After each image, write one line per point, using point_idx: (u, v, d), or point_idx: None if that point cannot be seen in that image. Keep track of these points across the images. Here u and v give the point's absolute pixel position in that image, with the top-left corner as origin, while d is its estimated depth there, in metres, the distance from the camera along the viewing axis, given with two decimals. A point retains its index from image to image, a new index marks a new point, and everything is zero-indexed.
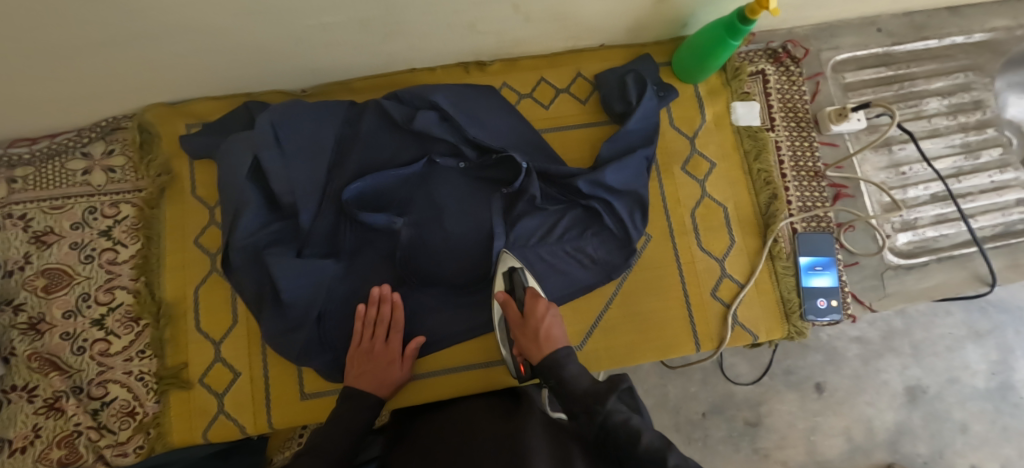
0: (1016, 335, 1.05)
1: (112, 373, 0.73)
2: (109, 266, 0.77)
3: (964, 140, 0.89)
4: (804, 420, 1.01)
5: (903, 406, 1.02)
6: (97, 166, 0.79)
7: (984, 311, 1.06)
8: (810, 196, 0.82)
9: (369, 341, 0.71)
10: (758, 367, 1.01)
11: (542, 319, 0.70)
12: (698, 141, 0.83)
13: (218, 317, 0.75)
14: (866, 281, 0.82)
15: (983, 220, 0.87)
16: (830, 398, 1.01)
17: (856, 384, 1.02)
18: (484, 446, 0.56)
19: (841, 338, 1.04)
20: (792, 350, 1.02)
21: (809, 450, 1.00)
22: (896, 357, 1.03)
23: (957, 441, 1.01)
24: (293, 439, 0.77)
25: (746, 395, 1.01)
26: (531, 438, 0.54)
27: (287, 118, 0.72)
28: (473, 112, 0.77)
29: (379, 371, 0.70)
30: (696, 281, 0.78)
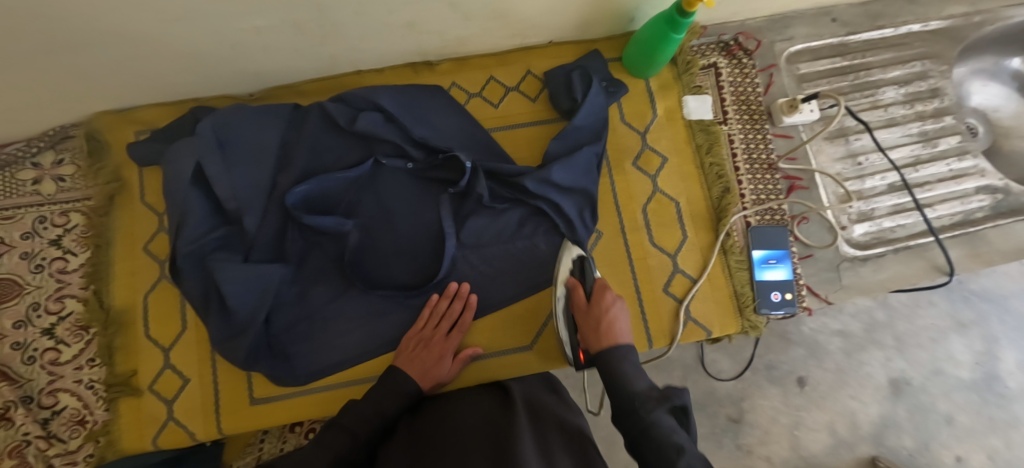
0: (1000, 325, 1.07)
1: (63, 382, 0.73)
2: (59, 275, 0.77)
3: (921, 129, 0.88)
4: (786, 415, 1.02)
5: (887, 399, 1.03)
6: (47, 175, 0.79)
7: (969, 302, 1.07)
8: (763, 189, 0.82)
9: (434, 335, 0.72)
10: (739, 362, 1.02)
11: (607, 308, 0.66)
12: (650, 136, 0.82)
13: (167, 324, 0.75)
14: (822, 274, 0.81)
15: (941, 209, 0.86)
16: (812, 392, 1.02)
17: (839, 378, 1.04)
18: (468, 428, 0.54)
19: (823, 331, 1.05)
20: (774, 344, 1.03)
21: (793, 444, 1.01)
22: (879, 349, 1.04)
23: (943, 432, 1.02)
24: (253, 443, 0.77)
25: (728, 390, 1.02)
26: (517, 423, 0.53)
27: (229, 123, 0.71)
28: (420, 112, 0.76)
29: (429, 362, 0.70)
30: (648, 278, 0.78)
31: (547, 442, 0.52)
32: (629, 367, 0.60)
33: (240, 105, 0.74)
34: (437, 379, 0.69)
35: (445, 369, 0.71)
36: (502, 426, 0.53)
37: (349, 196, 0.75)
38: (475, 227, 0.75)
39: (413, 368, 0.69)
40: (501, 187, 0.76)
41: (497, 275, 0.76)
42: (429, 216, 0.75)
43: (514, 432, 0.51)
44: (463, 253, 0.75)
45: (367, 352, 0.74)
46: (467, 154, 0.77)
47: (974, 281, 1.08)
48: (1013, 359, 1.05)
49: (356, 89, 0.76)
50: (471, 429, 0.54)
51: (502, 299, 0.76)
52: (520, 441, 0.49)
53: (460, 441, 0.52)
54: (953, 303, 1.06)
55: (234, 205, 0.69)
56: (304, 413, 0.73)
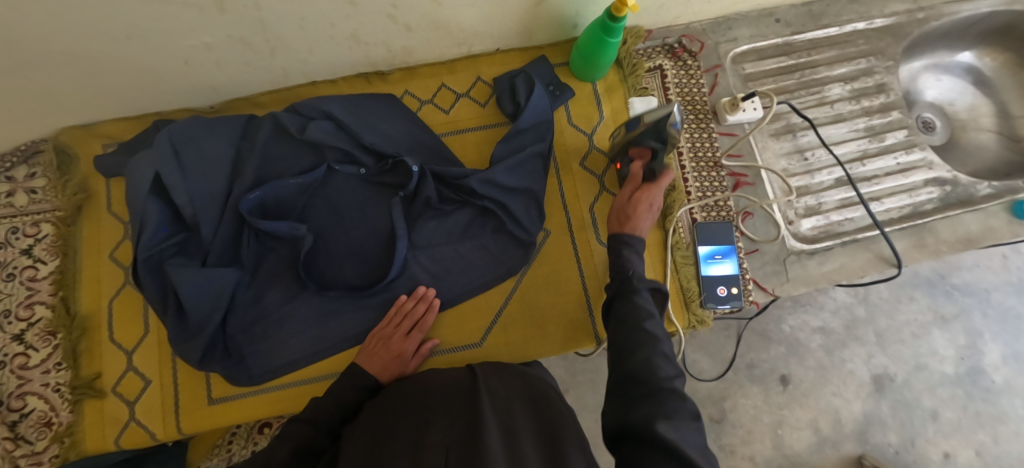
0: (982, 318, 1.10)
1: (31, 385, 0.76)
2: (30, 283, 0.80)
3: (868, 124, 0.90)
4: (768, 413, 1.05)
5: (870, 395, 1.06)
6: (20, 188, 0.83)
7: (950, 297, 1.11)
8: (709, 186, 0.84)
9: (397, 330, 0.73)
10: (719, 362, 1.06)
11: (646, 200, 0.70)
12: (596, 137, 0.85)
13: (131, 328, 0.78)
14: (767, 267, 0.82)
15: (889, 202, 0.87)
16: (795, 390, 1.06)
17: (822, 376, 1.07)
18: (436, 387, 0.58)
19: (803, 329, 1.08)
20: (754, 343, 1.07)
21: (775, 443, 1.04)
22: (861, 346, 1.08)
23: (928, 428, 1.05)
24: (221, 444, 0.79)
25: (710, 390, 1.05)
26: (480, 384, 0.57)
27: (184, 132, 0.74)
28: (369, 119, 0.79)
29: (387, 358, 0.71)
30: (595, 274, 0.80)
31: (507, 398, 0.56)
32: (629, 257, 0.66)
33: (199, 117, 0.77)
34: (393, 374, 0.70)
35: (407, 364, 0.72)
36: (467, 397, 0.54)
37: (302, 203, 0.77)
38: (427, 230, 0.78)
39: (374, 361, 0.70)
40: (447, 188, 0.78)
41: (446, 275, 0.78)
42: (378, 219, 0.78)
43: (478, 393, 0.54)
44: (413, 255, 0.77)
45: (320, 351, 0.76)
46: (415, 158, 0.80)
47: (956, 277, 1.12)
48: (997, 354, 1.08)
49: (306, 99, 0.80)
50: (438, 389, 0.57)
51: (451, 299, 0.78)
52: (483, 399, 0.53)
53: (428, 397, 0.55)
54: (936, 299, 1.10)
55: (189, 212, 0.72)
56: (263, 410, 0.76)
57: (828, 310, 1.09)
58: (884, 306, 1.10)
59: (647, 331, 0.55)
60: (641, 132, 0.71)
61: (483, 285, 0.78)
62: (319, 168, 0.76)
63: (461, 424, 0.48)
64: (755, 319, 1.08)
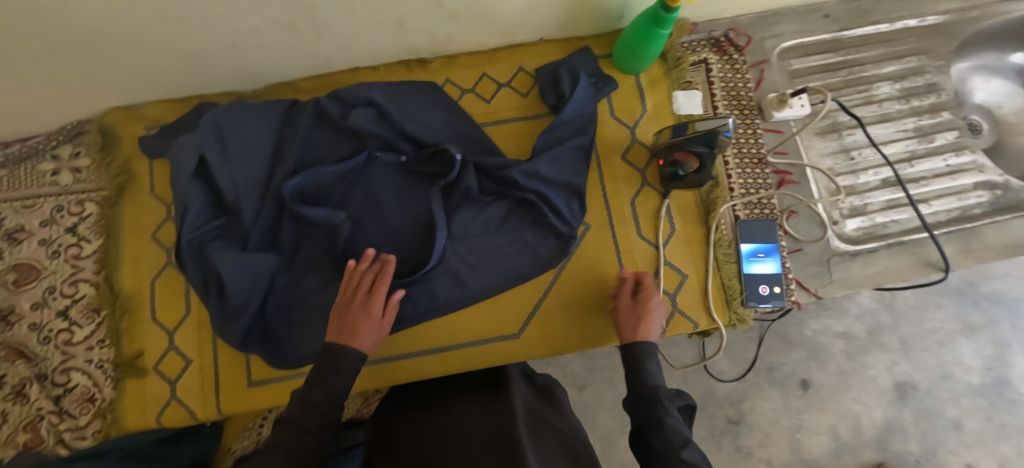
0: (1012, 330, 1.08)
1: (75, 361, 0.78)
2: (74, 261, 0.81)
3: (917, 124, 0.88)
4: (788, 417, 1.05)
5: (892, 403, 1.05)
6: (65, 167, 0.84)
7: (979, 306, 1.09)
8: (753, 183, 0.82)
9: (353, 295, 0.68)
10: (740, 364, 1.06)
11: (649, 305, 0.69)
12: (639, 131, 0.84)
13: (172, 308, 0.78)
14: (810, 268, 0.81)
15: (936, 205, 0.84)
16: (814, 395, 1.06)
17: (843, 381, 1.06)
18: (471, 439, 0.54)
19: (826, 335, 1.08)
20: (775, 347, 1.07)
21: (794, 447, 1.04)
22: (884, 353, 1.07)
23: (951, 438, 1.04)
24: (251, 429, 0.81)
25: (727, 392, 1.06)
26: (519, 432, 0.53)
27: (228, 117, 0.74)
28: (408, 108, 0.79)
29: (359, 324, 0.65)
30: (633, 269, 0.79)
31: (547, 450, 0.54)
32: (653, 366, 0.64)
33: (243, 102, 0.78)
34: (368, 339, 0.65)
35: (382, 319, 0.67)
36: (507, 439, 0.52)
37: (340, 192, 0.76)
38: (467, 219, 0.77)
39: (342, 334, 0.65)
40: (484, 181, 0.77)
41: (483, 266, 0.77)
42: (415, 210, 0.77)
43: (518, 439, 0.52)
44: (452, 245, 0.76)
45: None
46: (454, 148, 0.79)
47: (986, 286, 1.09)
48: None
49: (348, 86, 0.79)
50: (473, 439, 0.54)
51: (487, 292, 0.77)
52: (526, 445, 0.50)
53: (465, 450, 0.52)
54: (963, 307, 1.08)
55: (232, 197, 0.73)
56: None
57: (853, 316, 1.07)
58: (911, 312, 1.08)
59: (686, 463, 0.53)
60: (692, 138, 0.69)
61: (520, 278, 0.78)
62: (359, 156, 0.76)
63: None
64: (778, 321, 1.08)
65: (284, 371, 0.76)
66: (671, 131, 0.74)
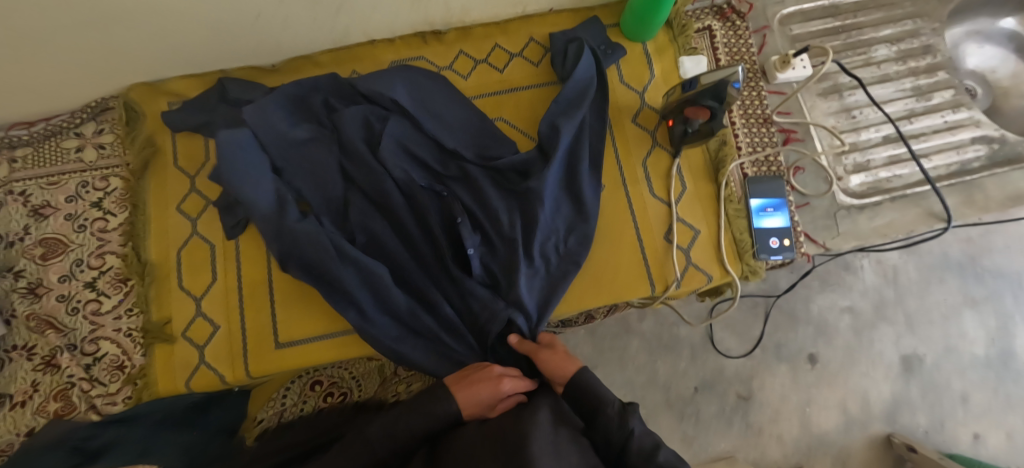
0: (1009, 304, 1.29)
1: (103, 330, 0.79)
2: (100, 234, 0.83)
3: (915, 84, 0.91)
4: (800, 393, 1.25)
5: (900, 377, 1.26)
6: (89, 144, 0.86)
7: (980, 282, 1.30)
8: (759, 141, 0.85)
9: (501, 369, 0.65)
10: (747, 341, 1.27)
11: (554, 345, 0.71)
12: (647, 95, 0.86)
13: (199, 276, 0.80)
14: (818, 221, 0.83)
15: (936, 159, 0.87)
16: (823, 370, 1.26)
17: (850, 357, 1.27)
18: (480, 442, 0.54)
19: (832, 311, 1.29)
20: (783, 326, 1.28)
21: (804, 421, 1.24)
22: (890, 326, 1.28)
23: (959, 410, 1.25)
24: (276, 398, 0.85)
25: (736, 368, 1.26)
26: (529, 427, 0.53)
27: (264, 104, 0.76)
28: (432, 104, 0.80)
29: (477, 387, 0.62)
30: (648, 226, 0.81)
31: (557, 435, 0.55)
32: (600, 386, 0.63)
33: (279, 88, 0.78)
34: (472, 401, 0.61)
35: (496, 405, 0.61)
36: (514, 433, 0.53)
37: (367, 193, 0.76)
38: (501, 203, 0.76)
39: (458, 382, 0.64)
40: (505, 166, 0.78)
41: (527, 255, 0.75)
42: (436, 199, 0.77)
43: (523, 431, 0.52)
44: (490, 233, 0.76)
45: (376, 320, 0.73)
46: (472, 140, 0.80)
47: (987, 260, 1.31)
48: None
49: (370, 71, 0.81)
50: (481, 439, 0.55)
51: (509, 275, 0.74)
52: (531, 434, 0.51)
53: (474, 451, 0.53)
54: (966, 281, 1.30)
55: (276, 198, 0.73)
56: (322, 358, 0.78)
57: (857, 294, 1.29)
58: (915, 288, 1.30)
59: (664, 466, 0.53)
60: (704, 91, 0.71)
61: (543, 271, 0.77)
62: (388, 159, 0.75)
63: None
64: (784, 300, 1.29)
65: (311, 334, 0.78)
66: (682, 90, 0.76)
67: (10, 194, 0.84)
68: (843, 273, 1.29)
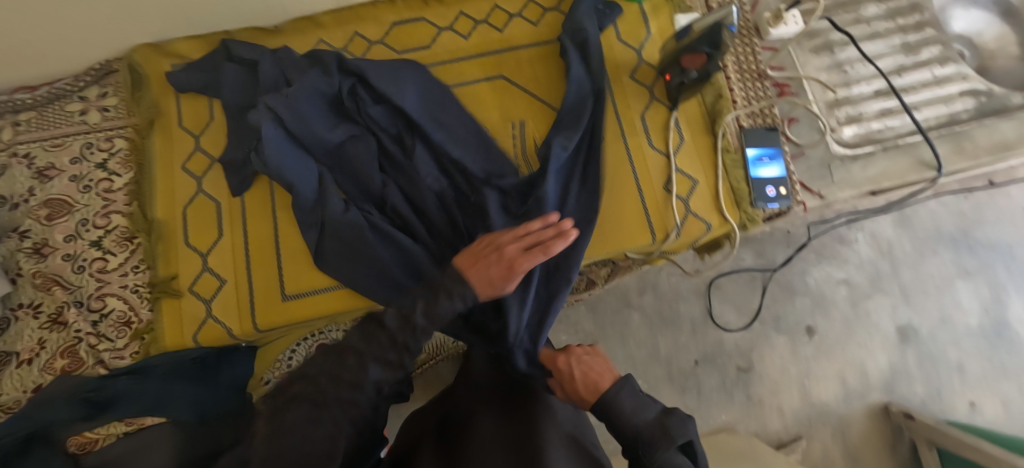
0: (1000, 271, 1.32)
1: (110, 287, 0.80)
2: (105, 194, 0.83)
3: (903, 40, 0.93)
4: (797, 365, 1.27)
5: (896, 348, 1.28)
6: (93, 107, 0.87)
7: (972, 252, 1.33)
8: (754, 95, 0.87)
9: (511, 244, 0.62)
10: (746, 314, 1.29)
11: (569, 367, 0.65)
12: (645, 51, 0.88)
13: (205, 233, 0.81)
14: (814, 171, 0.85)
15: (926, 111, 0.89)
16: (820, 341, 1.28)
17: (847, 329, 1.29)
18: (491, 424, 0.62)
19: (829, 283, 1.31)
20: (780, 298, 1.30)
21: (803, 392, 1.25)
22: (886, 297, 1.30)
23: (955, 379, 1.27)
24: (280, 360, 0.88)
25: (736, 341, 1.28)
26: (538, 415, 0.61)
27: (290, 100, 0.76)
28: (441, 106, 0.83)
29: (490, 271, 0.59)
30: (647, 177, 0.83)
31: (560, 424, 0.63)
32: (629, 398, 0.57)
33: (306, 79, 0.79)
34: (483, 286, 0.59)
35: (511, 282, 0.59)
36: (524, 422, 0.60)
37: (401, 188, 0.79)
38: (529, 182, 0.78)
39: (469, 262, 0.61)
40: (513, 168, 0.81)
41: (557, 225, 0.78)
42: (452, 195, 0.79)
43: (532, 420, 0.60)
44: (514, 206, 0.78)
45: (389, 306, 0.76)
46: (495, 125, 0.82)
47: (980, 232, 1.34)
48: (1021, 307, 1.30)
49: (380, 63, 0.82)
50: (493, 422, 0.62)
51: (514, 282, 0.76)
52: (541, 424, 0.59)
53: (485, 433, 0.60)
54: (959, 253, 1.33)
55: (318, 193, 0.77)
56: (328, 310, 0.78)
57: (853, 266, 1.32)
58: (909, 260, 1.32)
59: None
60: (699, 38, 0.73)
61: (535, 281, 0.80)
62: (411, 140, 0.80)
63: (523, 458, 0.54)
64: (781, 272, 1.31)
65: (318, 287, 0.78)
66: (679, 41, 0.79)
67: (14, 156, 0.85)
68: (838, 247, 1.32)
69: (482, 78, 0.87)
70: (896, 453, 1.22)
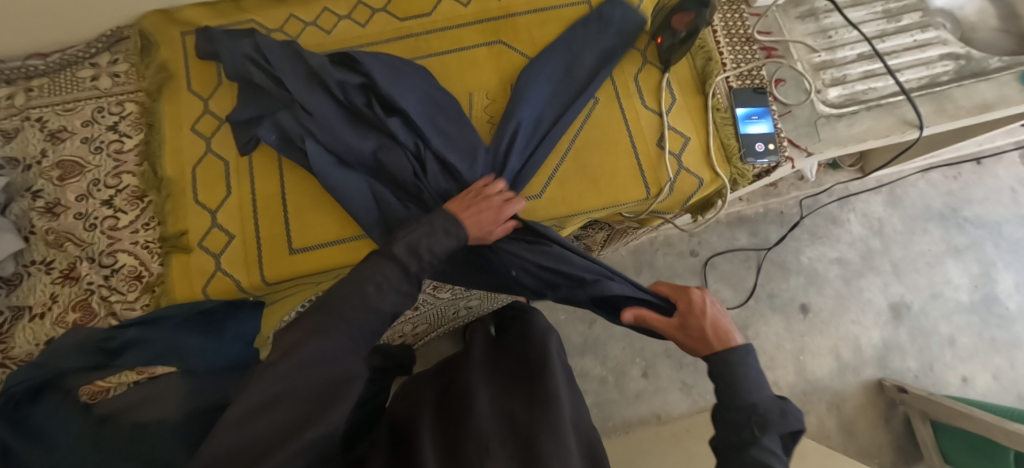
0: (987, 246, 1.35)
1: (121, 244, 0.82)
2: (116, 155, 0.86)
3: (885, 7, 0.97)
4: (792, 341, 1.29)
5: (889, 323, 1.31)
6: (104, 73, 0.90)
7: (961, 229, 1.37)
8: (742, 58, 0.90)
9: (497, 195, 0.72)
10: (741, 292, 1.31)
11: (699, 307, 0.64)
12: (637, 18, 0.92)
13: (214, 191, 0.83)
14: (800, 129, 0.88)
15: (908, 74, 0.93)
16: (814, 318, 1.31)
17: (840, 304, 1.32)
18: (490, 412, 0.66)
19: (821, 261, 1.34)
20: (774, 276, 1.33)
21: (799, 367, 1.28)
22: (877, 275, 1.34)
23: (947, 353, 1.29)
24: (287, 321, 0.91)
25: (732, 318, 1.30)
26: (537, 409, 0.65)
27: (312, 109, 0.78)
28: (440, 103, 0.82)
29: (480, 218, 0.69)
30: (642, 135, 0.86)
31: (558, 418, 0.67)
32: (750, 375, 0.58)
33: (307, 93, 0.79)
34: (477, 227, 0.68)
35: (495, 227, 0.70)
36: (523, 417, 0.65)
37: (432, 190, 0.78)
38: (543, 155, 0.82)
39: (462, 206, 0.69)
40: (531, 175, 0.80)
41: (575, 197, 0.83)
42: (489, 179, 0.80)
43: (532, 414, 0.65)
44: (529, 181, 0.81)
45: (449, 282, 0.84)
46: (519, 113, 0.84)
47: (967, 210, 1.38)
48: (1009, 281, 1.34)
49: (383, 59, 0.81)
50: (494, 411, 0.67)
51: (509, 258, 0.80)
52: (540, 417, 0.63)
53: (485, 416, 0.65)
54: (948, 231, 1.37)
55: (374, 198, 0.80)
56: (333, 263, 0.80)
57: (844, 244, 1.35)
58: (899, 238, 1.36)
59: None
60: None
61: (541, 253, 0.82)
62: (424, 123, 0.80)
63: (519, 453, 0.58)
64: (774, 251, 1.34)
65: (324, 241, 0.81)
66: (672, 4, 0.82)
67: (27, 120, 0.87)
68: (829, 226, 1.36)
69: (480, 44, 0.91)
70: (890, 426, 1.25)
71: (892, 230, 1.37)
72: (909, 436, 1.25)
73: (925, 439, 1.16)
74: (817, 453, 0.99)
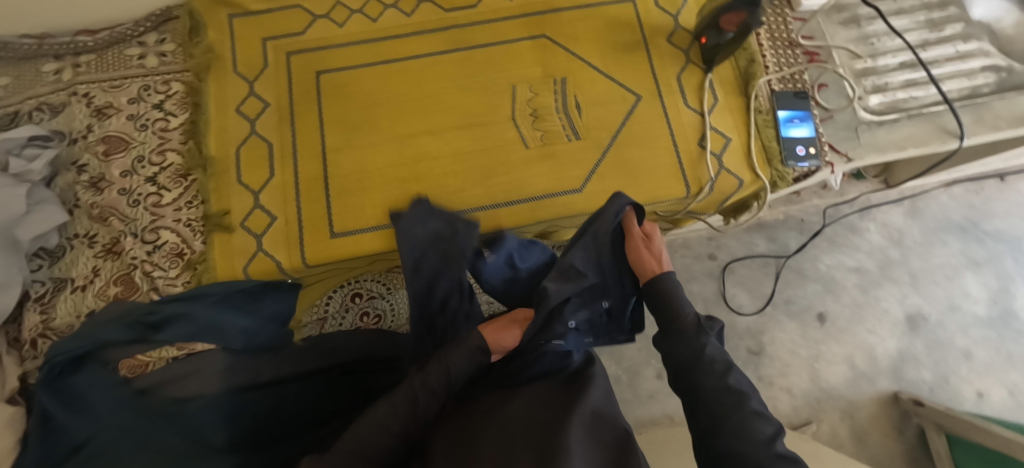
0: (1008, 260, 1.35)
1: (163, 221, 0.83)
2: (162, 133, 0.87)
3: (927, 17, 0.98)
4: (807, 348, 1.29)
5: (905, 334, 1.31)
6: (151, 52, 0.91)
7: (983, 243, 1.37)
8: (785, 61, 0.91)
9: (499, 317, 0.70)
10: (759, 298, 1.32)
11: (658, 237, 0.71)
12: (681, 18, 0.92)
13: (257, 173, 0.84)
14: (840, 133, 0.89)
15: (949, 84, 0.93)
16: (830, 326, 1.31)
17: (857, 314, 1.32)
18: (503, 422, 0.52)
19: (840, 270, 1.34)
20: (791, 282, 1.33)
21: (813, 375, 1.28)
22: (895, 286, 1.34)
23: (963, 367, 1.29)
24: (319, 305, 0.96)
25: (748, 324, 1.30)
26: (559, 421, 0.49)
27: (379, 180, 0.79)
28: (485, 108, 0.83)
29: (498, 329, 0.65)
30: (683, 133, 0.86)
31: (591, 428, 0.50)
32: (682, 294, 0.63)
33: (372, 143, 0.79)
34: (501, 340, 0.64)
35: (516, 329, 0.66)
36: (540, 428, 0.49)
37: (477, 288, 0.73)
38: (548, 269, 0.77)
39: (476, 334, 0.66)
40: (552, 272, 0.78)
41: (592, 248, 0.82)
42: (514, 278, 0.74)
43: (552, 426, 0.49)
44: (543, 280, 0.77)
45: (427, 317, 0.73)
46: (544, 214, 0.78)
47: (990, 224, 1.38)
48: None
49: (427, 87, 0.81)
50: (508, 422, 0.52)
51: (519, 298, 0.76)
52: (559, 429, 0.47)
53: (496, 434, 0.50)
54: (968, 244, 1.37)
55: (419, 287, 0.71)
56: (374, 248, 0.81)
57: (864, 253, 1.35)
58: (919, 249, 1.36)
59: (733, 388, 0.52)
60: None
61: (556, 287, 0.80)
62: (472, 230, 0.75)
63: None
64: (794, 258, 1.35)
65: (365, 226, 0.81)
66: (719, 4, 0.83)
67: (74, 95, 0.88)
68: (849, 235, 1.36)
69: (524, 37, 0.91)
70: (903, 437, 1.25)
71: (914, 241, 1.37)
72: (922, 449, 1.24)
73: (939, 450, 1.15)
74: (834, 457, 0.99)
